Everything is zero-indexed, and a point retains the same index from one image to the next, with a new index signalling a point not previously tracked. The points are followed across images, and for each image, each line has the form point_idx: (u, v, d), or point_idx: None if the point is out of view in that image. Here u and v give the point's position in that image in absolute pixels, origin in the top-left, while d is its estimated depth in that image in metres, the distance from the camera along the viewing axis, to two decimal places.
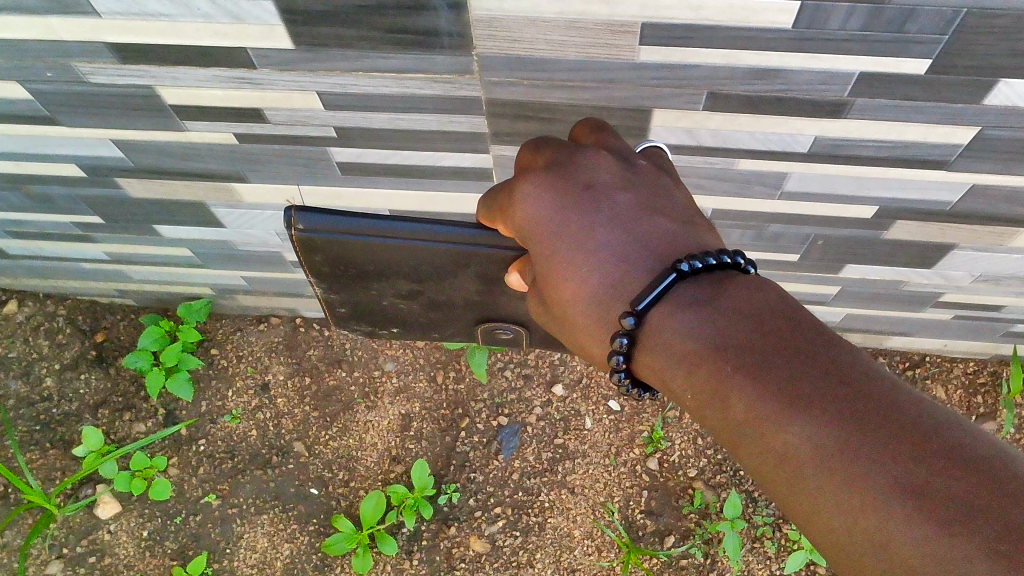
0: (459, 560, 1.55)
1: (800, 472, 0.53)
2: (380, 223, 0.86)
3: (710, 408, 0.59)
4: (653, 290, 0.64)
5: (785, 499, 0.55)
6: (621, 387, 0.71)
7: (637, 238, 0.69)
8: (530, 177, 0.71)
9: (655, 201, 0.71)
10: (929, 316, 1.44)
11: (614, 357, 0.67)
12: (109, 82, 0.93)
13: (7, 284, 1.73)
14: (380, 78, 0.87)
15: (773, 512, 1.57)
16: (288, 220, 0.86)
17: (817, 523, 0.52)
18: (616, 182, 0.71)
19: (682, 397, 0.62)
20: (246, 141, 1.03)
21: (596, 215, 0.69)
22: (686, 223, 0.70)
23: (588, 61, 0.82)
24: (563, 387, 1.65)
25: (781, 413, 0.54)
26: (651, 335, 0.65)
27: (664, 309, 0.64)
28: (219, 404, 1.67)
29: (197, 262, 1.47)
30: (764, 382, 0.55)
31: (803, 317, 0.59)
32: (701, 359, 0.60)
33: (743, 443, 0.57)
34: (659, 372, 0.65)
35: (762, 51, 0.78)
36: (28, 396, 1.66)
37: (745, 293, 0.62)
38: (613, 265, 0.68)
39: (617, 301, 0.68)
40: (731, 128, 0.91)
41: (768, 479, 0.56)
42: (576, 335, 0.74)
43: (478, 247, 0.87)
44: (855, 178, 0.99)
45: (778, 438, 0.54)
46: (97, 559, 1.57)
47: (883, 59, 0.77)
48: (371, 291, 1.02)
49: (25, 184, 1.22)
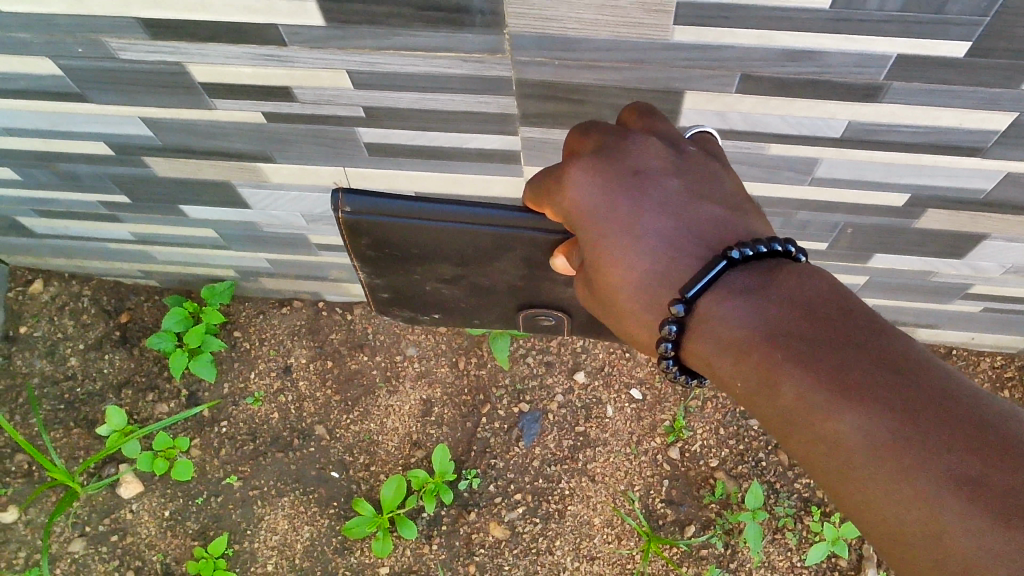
0: (478, 546, 1.55)
1: (851, 463, 0.52)
2: (426, 206, 0.86)
3: (757, 396, 0.59)
4: (703, 277, 0.64)
5: (833, 487, 0.55)
6: (669, 374, 0.71)
7: (686, 226, 0.68)
8: (578, 163, 0.70)
9: (705, 187, 0.70)
10: (957, 308, 1.42)
11: (662, 344, 0.67)
12: (139, 59, 0.93)
13: (33, 264, 1.74)
14: (409, 57, 0.86)
15: (794, 503, 1.57)
16: (336, 202, 0.86)
17: (866, 514, 0.53)
18: (665, 167, 0.70)
19: (727, 383, 0.62)
20: (274, 121, 1.03)
21: (645, 201, 0.69)
22: (736, 210, 0.69)
23: (619, 41, 0.81)
24: (585, 374, 1.64)
25: (833, 402, 0.53)
26: (701, 322, 0.64)
27: (715, 297, 0.63)
28: (242, 386, 1.68)
29: (222, 244, 1.48)
30: (814, 371, 0.54)
31: (853, 303, 0.58)
32: (749, 346, 0.59)
33: (789, 431, 0.57)
34: (707, 360, 0.64)
35: (797, 32, 0.77)
36: (53, 375, 1.68)
37: (797, 281, 0.62)
38: (662, 254, 0.67)
39: (665, 287, 0.67)
40: (762, 111, 0.90)
41: (815, 467, 0.56)
42: (621, 320, 0.73)
43: (522, 231, 0.87)
44: (886, 164, 0.98)
45: (829, 428, 0.53)
46: (119, 537, 1.58)
47: (920, 41, 0.76)
48: (412, 275, 1.02)
49: (53, 163, 1.23)
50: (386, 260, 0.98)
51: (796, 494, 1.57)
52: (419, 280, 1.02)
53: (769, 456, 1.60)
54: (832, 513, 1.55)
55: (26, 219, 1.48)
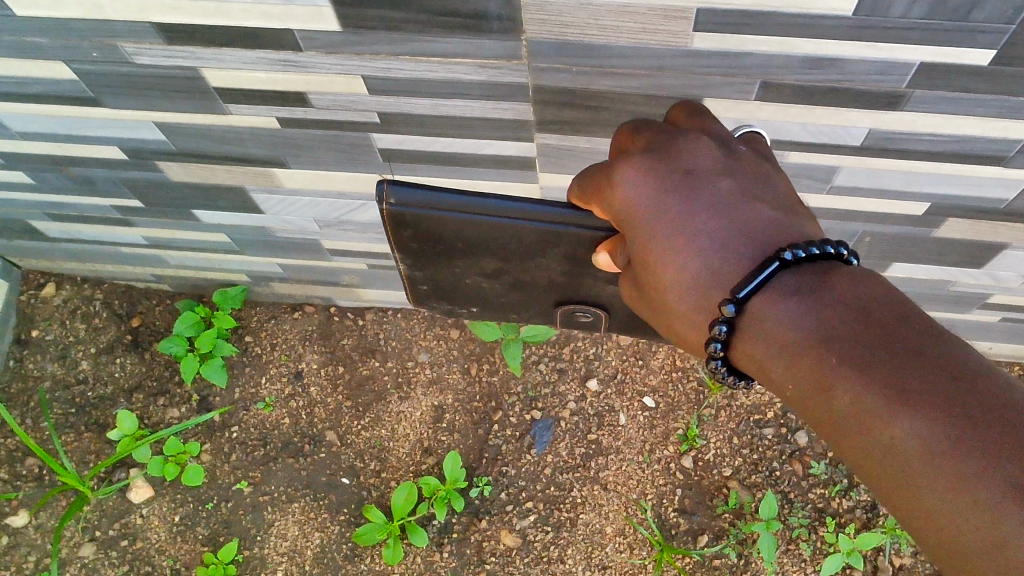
0: (489, 554, 1.54)
1: (907, 468, 0.53)
2: (470, 199, 0.86)
3: (810, 399, 0.60)
4: (754, 278, 0.64)
5: (886, 491, 0.56)
6: (718, 374, 0.71)
7: (738, 227, 0.68)
8: (630, 161, 0.70)
9: (757, 188, 0.70)
10: (975, 318, 1.41)
11: (712, 343, 0.67)
12: (154, 63, 0.92)
13: (46, 267, 1.74)
14: (426, 63, 0.86)
15: (809, 514, 1.55)
16: (380, 194, 0.86)
17: (920, 519, 0.54)
18: (717, 167, 0.70)
19: (780, 386, 0.63)
20: (288, 126, 1.02)
21: (698, 202, 0.69)
22: (788, 211, 0.69)
23: (639, 47, 0.80)
24: (598, 382, 1.64)
25: (890, 407, 0.54)
26: (751, 323, 0.65)
27: (765, 297, 0.64)
28: (253, 391, 1.67)
29: (234, 249, 1.47)
30: (871, 376, 0.55)
31: (909, 307, 0.59)
32: (803, 350, 0.60)
33: (845, 434, 0.58)
34: (758, 362, 0.65)
35: (820, 39, 0.76)
36: (65, 378, 1.67)
37: (850, 283, 0.62)
38: (714, 253, 0.68)
39: (716, 287, 0.67)
40: (783, 119, 0.89)
41: (868, 470, 0.57)
42: (669, 319, 0.73)
43: (565, 227, 0.86)
44: (908, 173, 0.97)
45: (885, 432, 0.54)
46: (129, 542, 1.58)
47: (945, 48, 0.75)
48: (455, 269, 1.01)
49: (67, 167, 1.23)
50: (429, 253, 0.97)
51: (810, 504, 1.56)
52: (454, 272, 1.01)
53: (782, 465, 1.58)
54: (847, 523, 1.54)
55: (39, 223, 1.48)
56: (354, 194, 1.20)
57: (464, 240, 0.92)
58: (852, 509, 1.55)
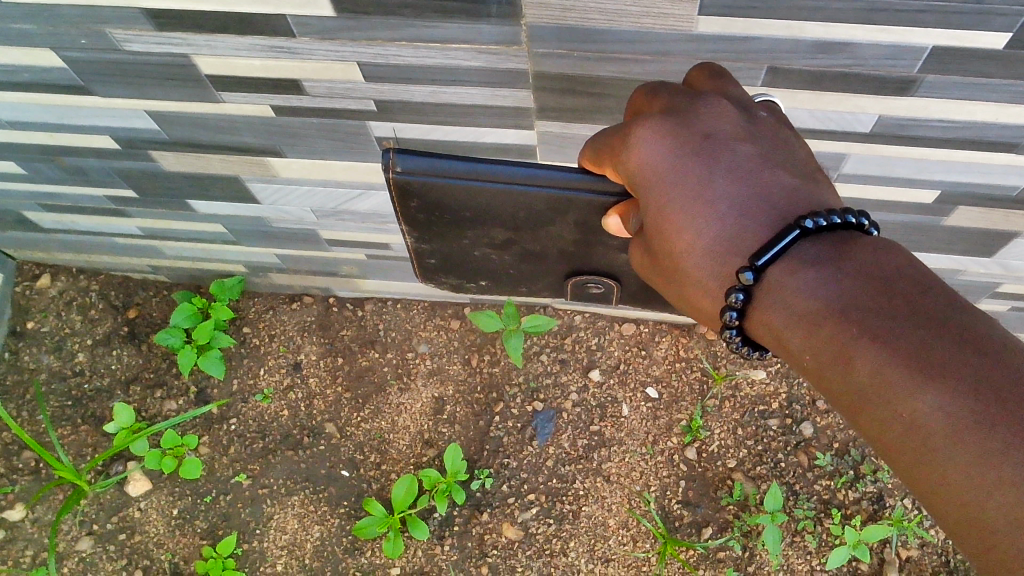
0: (491, 547, 1.53)
1: (930, 441, 0.52)
2: (477, 167, 0.83)
3: (828, 370, 0.58)
4: (774, 245, 0.63)
5: (904, 466, 0.55)
6: (732, 345, 0.69)
7: (757, 193, 0.67)
8: (648, 123, 0.68)
9: (777, 155, 0.69)
10: (983, 308, 1.39)
11: (727, 312, 0.66)
12: (144, 50, 0.90)
13: (41, 258, 1.72)
14: (424, 49, 0.83)
15: (814, 505, 1.53)
16: (386, 162, 0.84)
17: (938, 493, 0.52)
18: (737, 132, 0.69)
19: (796, 357, 0.62)
20: (283, 114, 1.00)
21: (716, 166, 0.68)
22: (809, 179, 0.68)
23: (642, 32, 0.78)
24: (600, 373, 1.62)
25: (913, 379, 0.53)
26: (770, 291, 0.63)
27: (784, 266, 0.62)
28: (251, 382, 1.65)
29: (230, 239, 1.45)
30: (895, 347, 0.54)
31: (932, 281, 0.58)
32: (822, 320, 0.59)
33: (863, 407, 0.56)
34: (775, 331, 0.64)
35: (830, 22, 0.73)
36: (61, 370, 1.66)
37: (872, 255, 0.61)
38: (732, 219, 0.66)
39: (733, 255, 0.66)
40: (790, 105, 0.87)
41: (886, 444, 0.55)
42: (683, 287, 0.72)
43: (575, 193, 0.83)
44: (918, 160, 0.94)
45: (906, 405, 0.53)
46: (127, 536, 1.56)
47: (959, 32, 0.72)
48: (464, 242, 0.99)
49: (59, 156, 1.20)
50: (440, 225, 0.94)
51: (815, 496, 1.54)
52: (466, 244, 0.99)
53: (787, 457, 1.56)
54: (853, 515, 1.52)
55: (33, 213, 1.46)
56: (351, 183, 1.17)
57: (473, 211, 0.90)
58: (858, 500, 1.53)
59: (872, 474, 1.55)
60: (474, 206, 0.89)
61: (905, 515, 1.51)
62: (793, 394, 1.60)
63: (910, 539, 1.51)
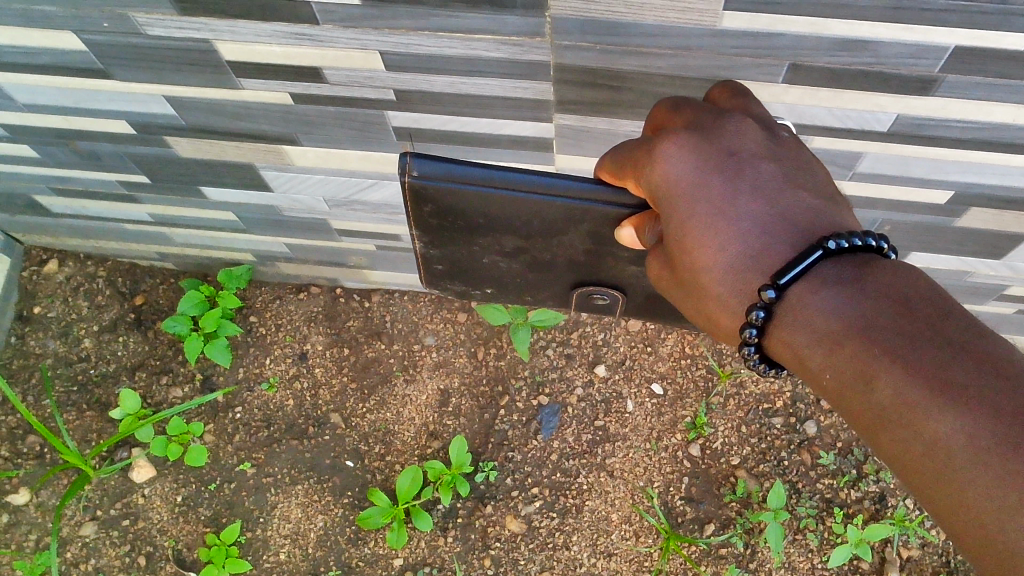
0: (494, 539, 1.54)
1: (950, 462, 0.52)
2: (494, 173, 0.84)
3: (850, 390, 0.58)
4: (796, 265, 0.63)
5: (924, 488, 0.55)
6: (748, 360, 0.70)
7: (779, 212, 0.67)
8: (673, 137, 0.69)
9: (800, 176, 0.70)
10: (991, 309, 1.39)
11: (747, 329, 0.66)
12: (166, 35, 0.90)
13: (48, 243, 1.72)
14: (447, 39, 0.83)
15: (817, 504, 1.54)
16: (403, 166, 0.83)
17: (957, 515, 0.53)
18: (761, 151, 0.70)
19: (817, 377, 0.62)
20: (302, 102, 1.00)
21: (739, 184, 0.68)
22: (831, 200, 0.69)
23: (666, 26, 0.78)
24: (605, 368, 1.62)
25: (933, 401, 0.53)
26: (792, 310, 0.63)
27: (806, 285, 0.63)
28: (256, 371, 1.65)
29: (241, 227, 1.45)
30: (915, 368, 0.54)
31: (951, 302, 0.58)
32: (844, 340, 0.59)
33: (883, 428, 0.57)
34: (796, 349, 0.64)
35: (854, 20, 0.74)
36: (67, 356, 1.66)
37: (892, 277, 0.61)
38: (754, 237, 0.67)
39: (755, 272, 0.66)
40: (810, 103, 0.87)
41: (906, 464, 0.56)
42: (702, 302, 0.72)
43: (589, 204, 0.84)
44: (934, 160, 0.95)
45: (926, 426, 0.53)
46: (130, 522, 1.57)
47: (982, 32, 0.73)
48: (474, 248, 0.99)
49: (73, 140, 1.20)
50: (449, 230, 0.94)
51: (818, 495, 1.55)
52: (476, 250, 0.99)
53: (791, 455, 1.57)
54: (855, 514, 1.53)
55: (43, 198, 1.46)
56: (365, 173, 1.17)
57: (486, 216, 0.90)
58: (860, 500, 1.54)
59: (875, 474, 1.56)
60: (488, 211, 0.89)
61: (908, 514, 1.52)
62: (797, 393, 1.61)
63: (911, 539, 1.52)
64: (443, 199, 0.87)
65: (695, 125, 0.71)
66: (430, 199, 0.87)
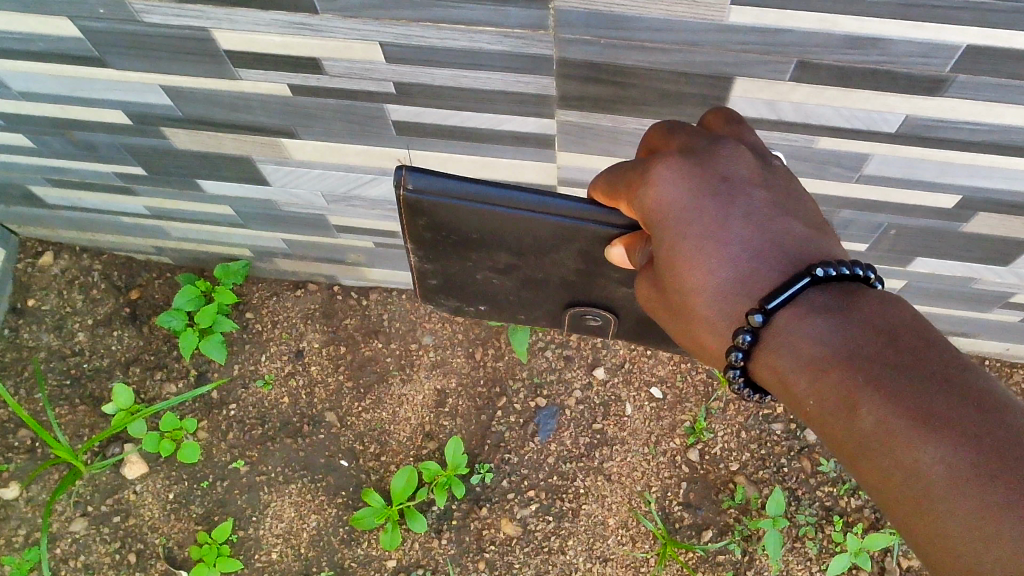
0: (489, 542, 1.52)
1: (930, 494, 0.51)
2: (490, 189, 0.82)
3: (832, 419, 0.57)
4: (784, 291, 0.62)
5: (904, 519, 0.54)
6: (734, 387, 0.68)
7: (771, 239, 0.66)
8: (668, 161, 0.68)
9: (791, 205, 0.68)
10: (996, 317, 1.37)
11: (733, 352, 0.65)
12: (163, 22, 0.88)
13: (44, 235, 1.70)
14: (448, 30, 0.82)
15: (817, 512, 1.52)
16: (398, 179, 0.82)
17: (937, 549, 0.51)
18: (752, 179, 0.68)
19: (801, 405, 0.61)
20: (301, 94, 0.98)
21: (732, 208, 0.67)
22: (821, 231, 0.68)
23: (671, 21, 0.76)
24: (604, 371, 1.61)
25: (914, 431, 0.52)
26: (778, 336, 0.62)
27: (794, 312, 0.62)
28: (252, 368, 1.64)
29: (238, 222, 1.43)
30: (898, 399, 0.53)
31: (937, 337, 0.57)
32: (828, 369, 0.58)
33: (865, 458, 0.56)
34: (780, 376, 0.62)
35: (864, 17, 0.72)
36: (60, 349, 1.64)
37: (879, 307, 0.60)
38: (744, 264, 0.65)
39: (744, 296, 0.65)
40: (816, 102, 0.85)
41: (886, 495, 0.55)
42: (689, 325, 0.70)
43: (584, 225, 0.82)
44: (940, 162, 0.93)
45: (907, 456, 0.52)
46: (121, 519, 1.55)
47: (994, 31, 0.71)
48: (467, 264, 0.97)
49: (69, 130, 1.19)
50: (444, 245, 0.93)
51: (817, 502, 1.53)
52: (476, 268, 0.97)
53: (791, 462, 1.55)
54: (855, 523, 1.51)
55: (40, 188, 1.44)
56: (364, 168, 1.16)
57: (481, 233, 0.88)
58: (860, 508, 1.53)
59: None
60: (481, 225, 0.87)
61: None
62: None
63: (912, 549, 1.50)
64: (439, 209, 0.85)
65: (688, 147, 0.70)
66: (425, 212, 0.85)
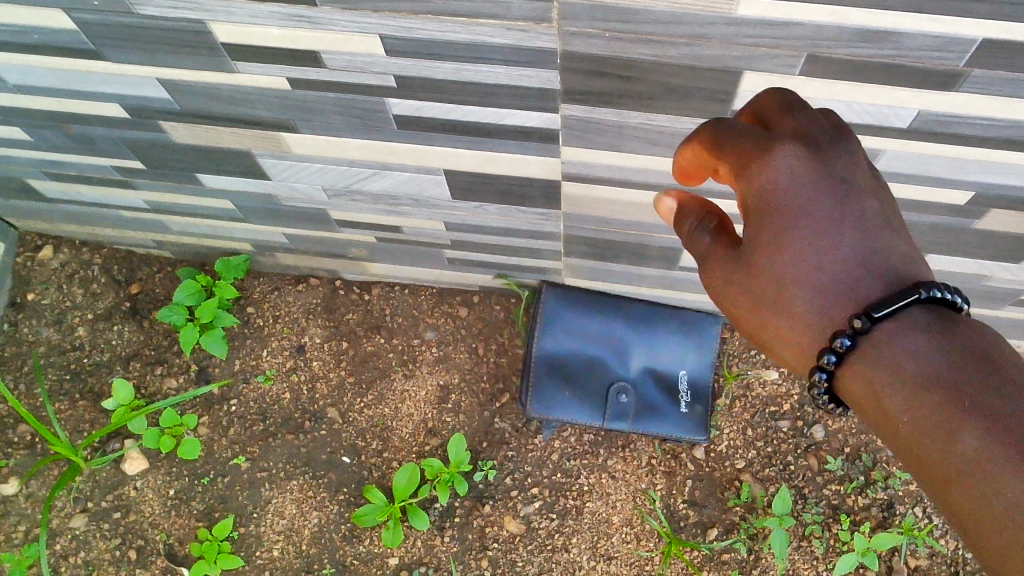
0: (492, 540, 1.52)
1: (1009, 506, 0.61)
2: None
3: (923, 429, 0.67)
4: (892, 303, 0.70)
5: (972, 523, 0.63)
6: (816, 392, 0.77)
7: (877, 251, 0.74)
8: (789, 147, 0.72)
9: (893, 215, 0.77)
10: (1007, 315, 1.35)
11: (826, 354, 0.74)
12: (158, 14, 0.87)
13: (44, 229, 1.68)
14: (450, 23, 0.80)
15: (823, 510, 1.51)
16: None
17: (1007, 556, 0.61)
18: (868, 184, 0.76)
19: (890, 413, 0.70)
20: (300, 87, 0.97)
21: (842, 212, 0.75)
22: (912, 249, 0.76)
23: (679, 13, 0.74)
24: None
25: (1004, 450, 0.62)
26: (878, 355, 0.71)
27: (897, 326, 0.70)
28: (253, 363, 1.62)
29: (238, 216, 1.42)
30: (991, 422, 0.63)
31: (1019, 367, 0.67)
32: (925, 385, 0.67)
33: (948, 470, 0.65)
34: (871, 386, 0.71)
35: (877, 10, 0.70)
36: (60, 344, 1.63)
37: (973, 331, 0.69)
38: (853, 275, 0.74)
39: (843, 296, 0.74)
40: (827, 96, 0.83)
41: (961, 505, 0.64)
42: (773, 306, 0.79)
43: None
44: (954, 158, 0.91)
45: (994, 473, 0.62)
46: (122, 515, 1.54)
47: (1011, 25, 0.69)
48: None
49: (66, 123, 1.17)
50: None
51: (824, 501, 1.52)
52: None
53: (797, 460, 1.54)
54: (862, 522, 1.50)
55: (38, 182, 1.43)
56: (366, 162, 1.14)
57: None
58: (867, 507, 1.51)
59: (883, 480, 1.52)
60: None
61: (916, 523, 1.49)
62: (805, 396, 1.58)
63: (920, 548, 1.49)
64: None
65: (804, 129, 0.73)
66: None
